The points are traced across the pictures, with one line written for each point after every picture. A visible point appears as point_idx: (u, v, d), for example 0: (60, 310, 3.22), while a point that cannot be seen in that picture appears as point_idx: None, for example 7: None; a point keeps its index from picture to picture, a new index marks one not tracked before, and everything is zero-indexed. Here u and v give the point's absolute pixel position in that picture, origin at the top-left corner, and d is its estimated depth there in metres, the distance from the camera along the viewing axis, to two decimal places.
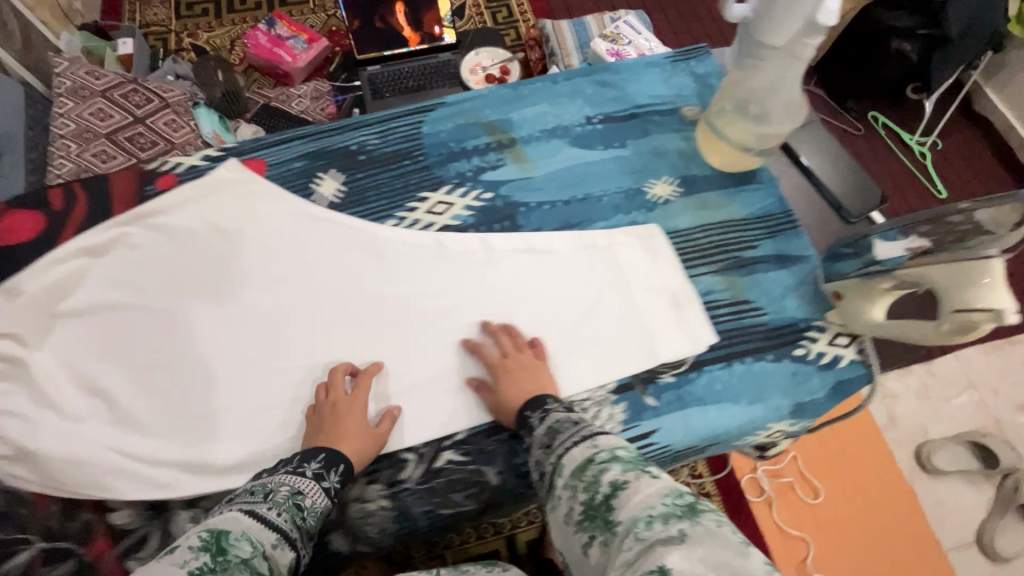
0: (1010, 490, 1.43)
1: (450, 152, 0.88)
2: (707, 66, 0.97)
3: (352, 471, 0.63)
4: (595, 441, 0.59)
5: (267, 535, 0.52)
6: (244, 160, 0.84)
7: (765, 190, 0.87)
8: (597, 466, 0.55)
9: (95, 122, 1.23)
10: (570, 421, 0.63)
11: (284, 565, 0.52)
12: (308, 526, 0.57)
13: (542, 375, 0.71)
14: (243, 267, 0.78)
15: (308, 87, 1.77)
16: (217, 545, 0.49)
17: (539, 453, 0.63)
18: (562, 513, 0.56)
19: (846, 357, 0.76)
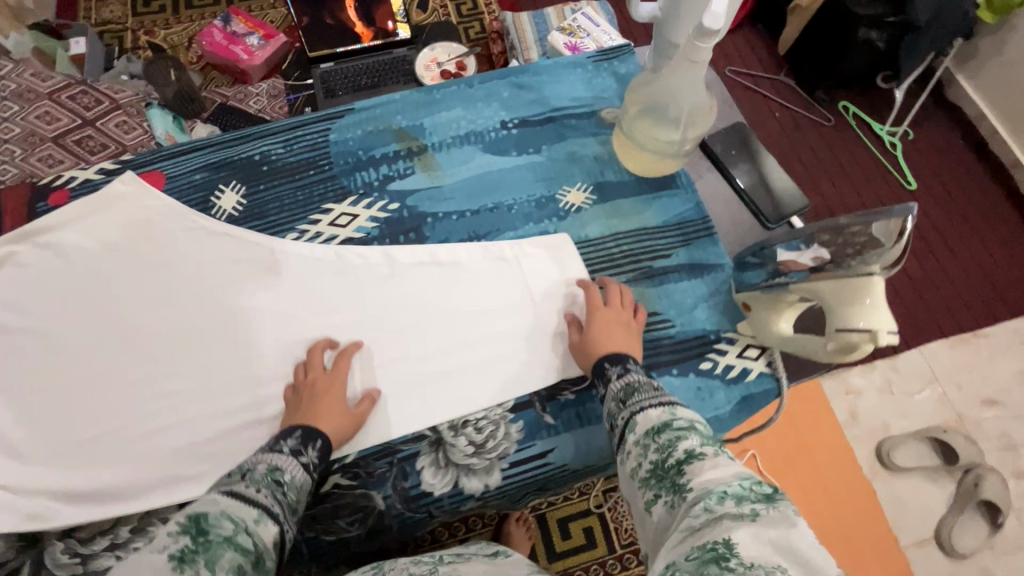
0: (971, 486, 1.39)
1: (357, 160, 0.85)
2: (629, 66, 0.94)
3: (328, 447, 0.64)
4: (674, 409, 0.60)
5: (247, 511, 0.55)
6: (142, 174, 0.82)
7: (683, 195, 0.84)
8: (674, 432, 0.57)
9: (40, 124, 1.13)
10: (650, 384, 0.64)
11: (270, 540, 0.54)
12: (290, 500, 0.59)
13: (625, 329, 0.72)
14: (134, 284, 0.75)
15: (265, 86, 1.60)
16: (196, 528, 0.51)
17: (611, 406, 0.65)
18: (627, 468, 0.59)
19: (754, 370, 0.74)
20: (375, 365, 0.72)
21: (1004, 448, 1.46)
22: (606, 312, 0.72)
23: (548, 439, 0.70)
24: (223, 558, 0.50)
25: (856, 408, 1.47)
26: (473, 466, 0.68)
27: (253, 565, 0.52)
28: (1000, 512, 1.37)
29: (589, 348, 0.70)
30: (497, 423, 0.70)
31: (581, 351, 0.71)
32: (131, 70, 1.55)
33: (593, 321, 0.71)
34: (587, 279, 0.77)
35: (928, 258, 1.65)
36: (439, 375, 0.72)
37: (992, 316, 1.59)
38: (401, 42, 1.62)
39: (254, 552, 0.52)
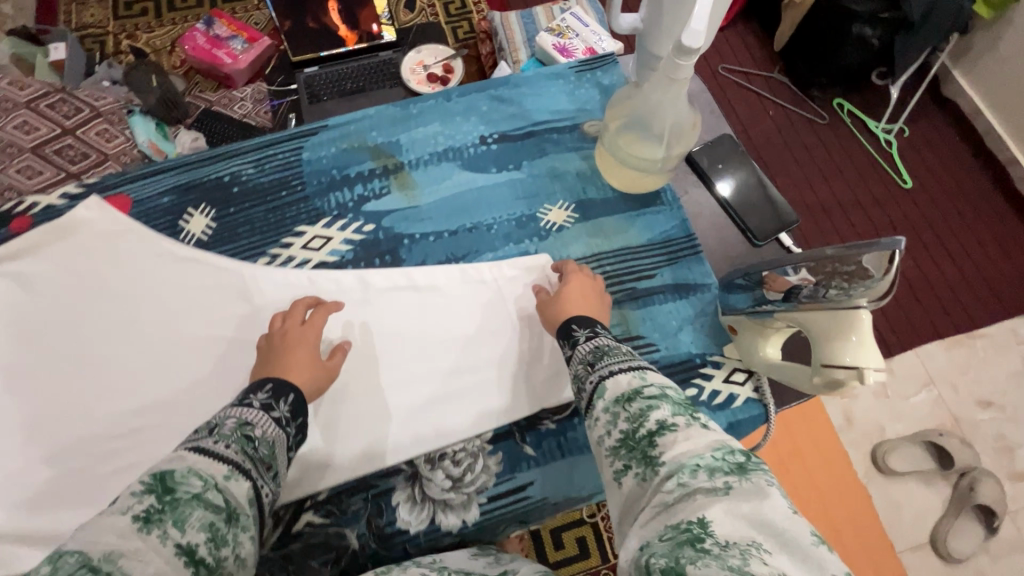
0: (966, 491, 1.36)
1: (331, 180, 0.82)
2: (613, 77, 0.90)
3: (300, 403, 0.60)
4: (644, 374, 0.56)
5: (218, 468, 0.49)
6: (106, 198, 0.79)
7: (668, 212, 0.82)
8: (645, 401, 0.52)
9: (17, 134, 1.06)
10: (619, 348, 0.60)
11: (244, 497, 0.50)
12: (262, 456, 0.53)
13: (601, 306, 0.70)
14: (98, 315, 0.73)
15: (251, 89, 1.42)
16: (162, 486, 0.46)
17: (578, 370, 0.60)
18: (595, 435, 0.55)
19: (741, 396, 0.72)
20: (348, 395, 0.70)
21: (1000, 450, 1.44)
22: (584, 285, 0.71)
23: (528, 471, 0.68)
24: (194, 517, 0.45)
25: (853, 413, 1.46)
26: (450, 501, 0.66)
27: (226, 524, 0.47)
28: (995, 516, 1.35)
29: (562, 304, 0.69)
30: (474, 455, 0.68)
31: (553, 305, 0.69)
32: (112, 75, 1.36)
33: (566, 289, 0.70)
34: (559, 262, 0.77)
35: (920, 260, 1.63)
36: (415, 405, 0.70)
37: (986, 317, 1.56)
38: (387, 45, 1.45)
39: (226, 510, 0.48)
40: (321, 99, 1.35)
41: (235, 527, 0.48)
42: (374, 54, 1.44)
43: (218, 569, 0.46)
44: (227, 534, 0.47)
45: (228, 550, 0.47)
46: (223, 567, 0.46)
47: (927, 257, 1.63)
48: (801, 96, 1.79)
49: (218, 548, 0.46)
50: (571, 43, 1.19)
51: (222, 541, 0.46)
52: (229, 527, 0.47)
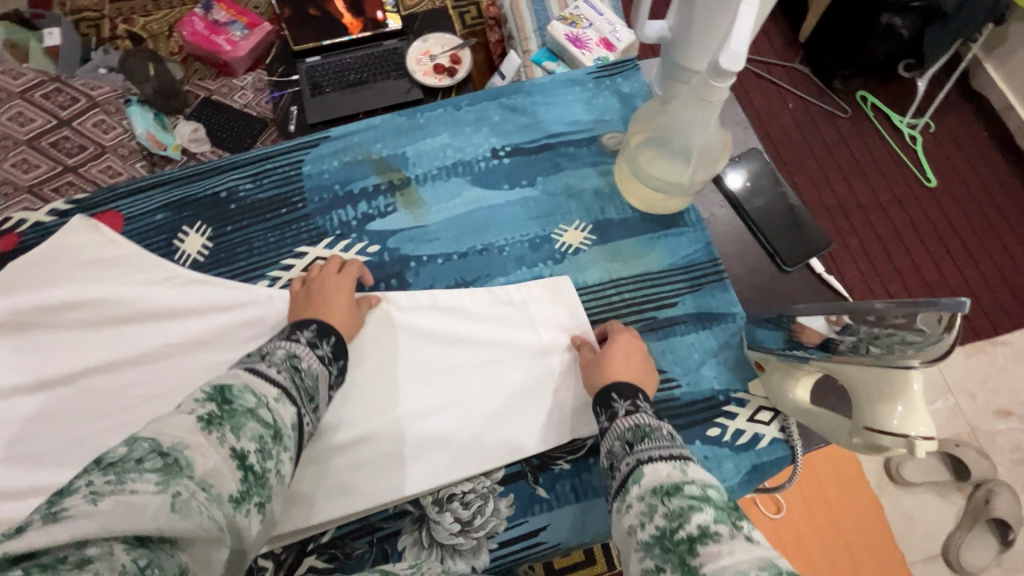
0: (981, 503, 1.14)
1: (333, 196, 0.77)
2: (634, 83, 0.85)
3: (340, 348, 0.60)
4: (686, 467, 0.50)
5: (268, 389, 0.49)
6: (97, 215, 0.76)
7: (691, 234, 0.77)
8: (685, 498, 0.46)
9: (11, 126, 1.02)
10: (665, 432, 0.55)
11: (290, 420, 0.49)
12: (306, 387, 0.53)
13: (648, 374, 0.65)
14: (89, 345, 0.69)
15: (252, 78, 1.33)
16: (221, 397, 0.46)
17: (614, 445, 0.56)
18: (625, 524, 0.49)
19: (767, 436, 0.68)
20: (351, 432, 0.66)
21: (1018, 463, 1.22)
22: (632, 348, 0.66)
23: (541, 515, 0.65)
24: (249, 427, 0.45)
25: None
26: (459, 546, 0.63)
27: (275, 440, 0.47)
28: (1011, 530, 1.13)
29: (604, 365, 0.64)
30: (485, 497, 0.65)
31: (592, 369, 0.65)
32: (108, 63, 1.27)
33: (617, 350, 0.66)
34: (590, 334, 0.70)
35: (935, 249, 1.39)
36: (425, 439, 0.66)
37: (1008, 322, 1.32)
38: (392, 34, 1.34)
39: (275, 427, 0.47)
40: (322, 91, 1.27)
41: (283, 446, 0.47)
42: (377, 43, 1.34)
43: (265, 478, 0.44)
44: (274, 449, 0.46)
45: (274, 464, 0.46)
46: (267, 482, 0.45)
47: (949, 259, 1.38)
48: (820, 87, 1.53)
49: (265, 461, 0.45)
50: (584, 33, 1.10)
51: (269, 456, 0.45)
52: (276, 443, 0.47)
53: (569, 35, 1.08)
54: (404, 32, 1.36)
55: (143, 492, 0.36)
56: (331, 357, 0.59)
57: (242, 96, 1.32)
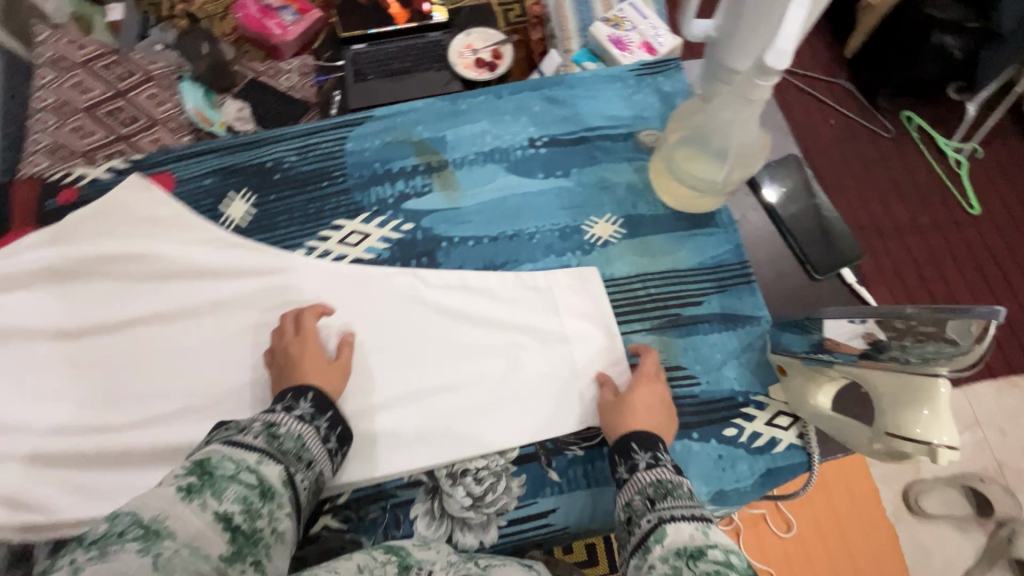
0: (1004, 542, 1.09)
1: (372, 173, 0.80)
2: (675, 83, 0.85)
3: (322, 399, 0.60)
4: (709, 530, 0.48)
5: (248, 454, 0.49)
6: (151, 175, 0.79)
7: (722, 235, 0.77)
8: (712, 562, 0.43)
9: (74, 95, 1.10)
10: (686, 489, 0.53)
11: (278, 479, 0.49)
12: (289, 449, 0.53)
13: (669, 421, 0.64)
14: (135, 295, 0.73)
15: (298, 62, 1.35)
16: (200, 469, 0.45)
17: (633, 499, 0.55)
18: None
19: (784, 441, 0.68)
20: (375, 400, 0.68)
21: None
22: (654, 389, 0.65)
23: (551, 497, 0.66)
24: (230, 491, 0.45)
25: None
26: (469, 520, 0.64)
27: (261, 500, 0.47)
28: None
29: (625, 413, 0.63)
30: (498, 475, 0.66)
31: (611, 412, 0.64)
32: (166, 39, 1.32)
33: (642, 394, 0.64)
34: (613, 327, 0.71)
35: (973, 277, 1.35)
36: (445, 414, 0.68)
37: None
38: (437, 26, 1.38)
39: (260, 487, 0.47)
40: (366, 78, 1.31)
41: (271, 503, 0.47)
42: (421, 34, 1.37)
43: (257, 536, 0.44)
44: (262, 509, 0.46)
45: (265, 522, 0.45)
46: (260, 539, 0.44)
47: (987, 289, 1.34)
48: (864, 105, 1.49)
49: (253, 520, 0.45)
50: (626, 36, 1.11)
51: (257, 514, 0.45)
52: (264, 503, 0.47)
53: (611, 38, 1.10)
54: (448, 25, 1.39)
55: (122, 561, 0.35)
56: (315, 412, 0.59)
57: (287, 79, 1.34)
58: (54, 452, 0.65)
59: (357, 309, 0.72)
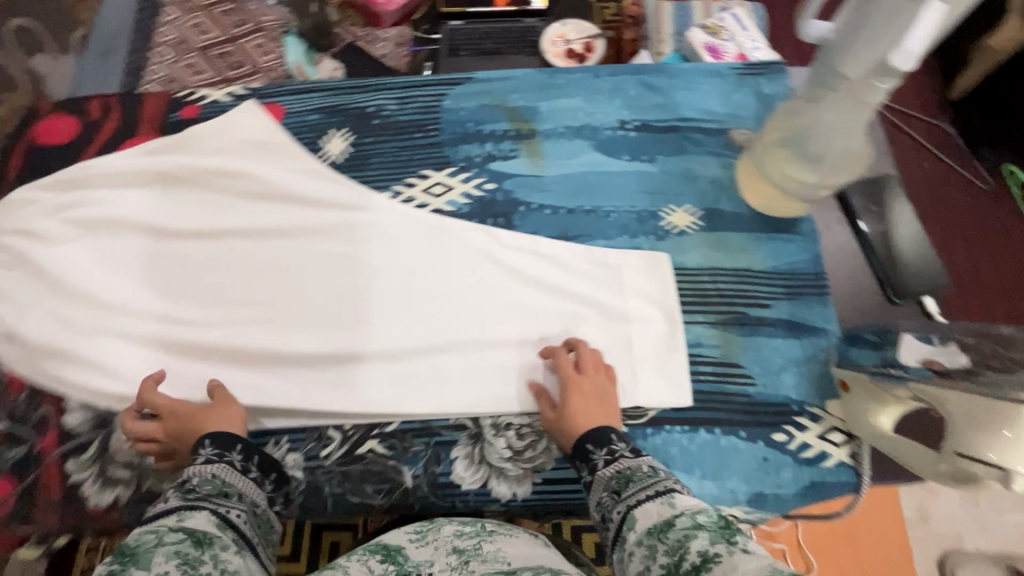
0: None
1: (464, 131, 0.83)
2: (778, 86, 0.84)
3: (221, 436, 0.61)
4: (673, 500, 0.52)
5: (166, 519, 0.51)
6: (264, 104, 0.85)
7: (800, 243, 0.76)
8: (680, 530, 0.48)
9: (193, 35, 1.27)
10: (644, 468, 0.57)
11: (208, 524, 0.52)
12: (210, 490, 0.56)
13: (612, 404, 0.66)
14: (236, 210, 0.79)
15: (396, 33, 1.43)
16: (122, 552, 0.46)
17: (602, 495, 0.57)
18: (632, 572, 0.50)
19: (834, 457, 0.66)
20: (435, 343, 0.72)
21: None
22: (582, 385, 0.66)
23: None
24: (161, 554, 0.46)
25: (929, 506, 1.07)
26: (506, 471, 0.67)
27: (197, 548, 0.49)
28: None
29: (568, 429, 0.63)
30: (541, 435, 0.68)
31: (560, 431, 0.64)
32: None
33: (576, 388, 0.65)
34: (675, 314, 0.72)
35: None
36: (498, 367, 0.71)
37: None
38: (534, 13, 1.40)
39: (193, 538, 0.49)
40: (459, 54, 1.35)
41: (211, 549, 0.49)
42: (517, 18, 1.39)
43: None
44: (201, 556, 0.48)
45: (209, 568, 0.47)
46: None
47: None
48: (964, 151, 1.37)
49: (195, 567, 0.47)
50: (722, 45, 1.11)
51: (198, 562, 0.47)
52: (201, 550, 0.49)
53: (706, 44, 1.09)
54: (545, 13, 1.41)
55: None
56: (222, 449, 0.60)
57: (382, 47, 1.42)
58: (142, 337, 0.72)
59: (430, 258, 0.76)
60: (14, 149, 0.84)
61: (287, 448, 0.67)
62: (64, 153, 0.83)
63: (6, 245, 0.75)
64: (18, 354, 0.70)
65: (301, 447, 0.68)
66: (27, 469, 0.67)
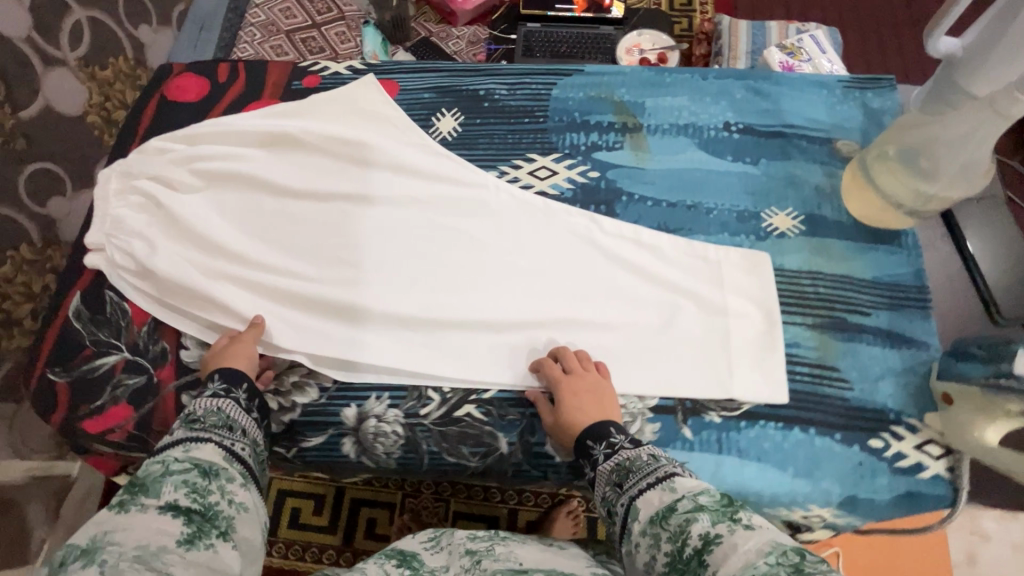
0: None
1: (571, 120, 0.85)
2: (886, 101, 0.84)
3: (231, 373, 0.65)
4: (674, 484, 0.52)
5: (174, 450, 0.54)
6: (381, 80, 0.90)
7: (903, 256, 0.75)
8: (681, 514, 0.49)
9: (280, 18, 1.32)
10: (642, 456, 0.56)
11: (213, 456, 0.55)
12: (212, 421, 0.59)
13: (609, 397, 0.67)
14: (352, 176, 0.83)
15: (469, 32, 1.52)
16: (133, 482, 0.50)
17: (605, 490, 0.57)
18: (640, 563, 0.50)
19: (931, 469, 0.65)
20: (534, 319, 0.74)
21: None
22: (572, 384, 0.67)
23: (680, 451, 0.67)
24: (169, 484, 0.49)
25: (978, 551, 1.05)
26: None
27: (204, 478, 0.52)
28: None
29: (565, 429, 0.65)
30: (634, 416, 0.69)
31: (561, 431, 0.66)
32: None
33: (568, 387, 0.66)
34: (774, 315, 0.73)
35: None
36: (595, 346, 0.73)
37: None
38: (611, 21, 1.48)
39: (201, 468, 0.52)
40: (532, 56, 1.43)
41: (217, 479, 0.52)
42: (593, 25, 1.47)
43: (211, 512, 0.49)
44: (208, 486, 0.51)
45: (218, 497, 0.51)
46: (218, 509, 0.50)
47: None
48: None
49: (203, 497, 0.50)
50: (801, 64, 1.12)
51: (206, 492, 0.50)
52: (209, 480, 0.52)
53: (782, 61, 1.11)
54: (622, 22, 1.49)
55: None
56: (228, 386, 0.64)
57: (454, 45, 1.52)
58: (257, 286, 0.75)
59: (533, 237, 0.79)
60: (150, 103, 0.90)
61: (387, 404, 0.70)
62: (193, 110, 0.89)
63: (138, 187, 0.80)
64: (145, 289, 0.75)
65: (401, 404, 0.70)
66: (145, 397, 0.71)
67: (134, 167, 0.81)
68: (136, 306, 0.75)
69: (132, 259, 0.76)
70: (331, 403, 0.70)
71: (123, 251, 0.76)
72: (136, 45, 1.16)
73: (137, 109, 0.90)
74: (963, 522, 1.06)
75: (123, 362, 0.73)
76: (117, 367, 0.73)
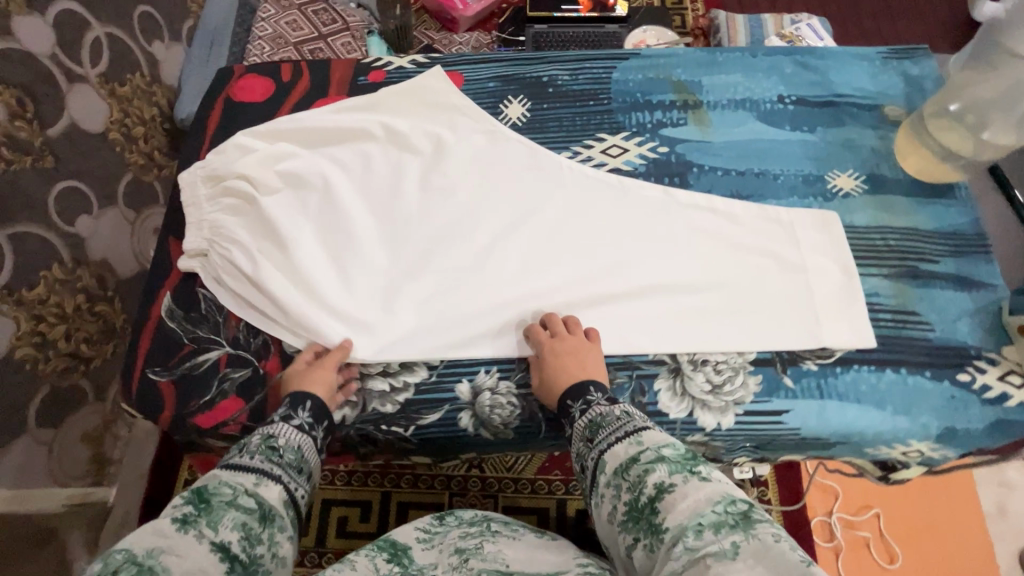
0: None
1: (634, 101, 0.89)
2: (924, 69, 0.90)
3: (319, 408, 0.65)
4: (640, 438, 0.56)
5: (246, 478, 0.53)
6: (446, 71, 0.92)
7: (960, 207, 0.81)
8: (643, 464, 0.53)
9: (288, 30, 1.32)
10: (614, 414, 0.60)
11: (276, 499, 0.53)
12: (289, 461, 0.58)
13: (595, 361, 0.69)
14: (430, 165, 0.84)
15: (471, 37, 1.53)
16: (198, 498, 0.49)
17: (580, 445, 0.61)
18: (604, 513, 0.54)
19: (1015, 398, 0.70)
20: (627, 291, 0.77)
21: None
22: (559, 343, 0.70)
23: (785, 400, 0.71)
24: (229, 518, 0.48)
25: (1006, 501, 1.10)
26: (709, 403, 0.71)
27: (260, 524, 0.50)
28: None
29: (548, 386, 0.68)
30: (737, 370, 0.72)
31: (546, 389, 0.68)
32: None
33: (552, 350, 0.69)
34: (852, 267, 0.77)
35: None
36: (684, 309, 0.76)
37: None
38: (615, 19, 1.50)
39: (260, 511, 0.51)
40: None
41: (271, 527, 0.51)
42: (599, 24, 1.49)
43: (254, 564, 0.48)
44: (261, 533, 0.50)
45: (264, 548, 0.50)
46: (259, 564, 0.49)
47: None
48: None
49: (252, 546, 0.49)
50: None
51: (256, 540, 0.49)
52: (263, 526, 0.50)
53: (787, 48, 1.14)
54: (625, 19, 1.51)
55: None
56: (314, 420, 0.64)
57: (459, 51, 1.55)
58: (346, 277, 0.76)
59: (611, 213, 0.82)
60: (214, 106, 0.91)
61: (498, 376, 0.72)
62: (262, 108, 0.90)
63: (231, 189, 0.80)
64: (241, 282, 0.75)
65: (512, 375, 0.72)
66: (254, 389, 0.71)
67: (212, 167, 0.81)
68: (231, 305, 0.75)
69: (227, 255, 0.76)
70: (442, 380, 0.72)
71: (215, 248, 0.77)
72: (150, 61, 1.15)
73: (203, 112, 0.90)
74: (989, 474, 1.12)
75: (225, 357, 0.73)
76: (221, 363, 0.73)
